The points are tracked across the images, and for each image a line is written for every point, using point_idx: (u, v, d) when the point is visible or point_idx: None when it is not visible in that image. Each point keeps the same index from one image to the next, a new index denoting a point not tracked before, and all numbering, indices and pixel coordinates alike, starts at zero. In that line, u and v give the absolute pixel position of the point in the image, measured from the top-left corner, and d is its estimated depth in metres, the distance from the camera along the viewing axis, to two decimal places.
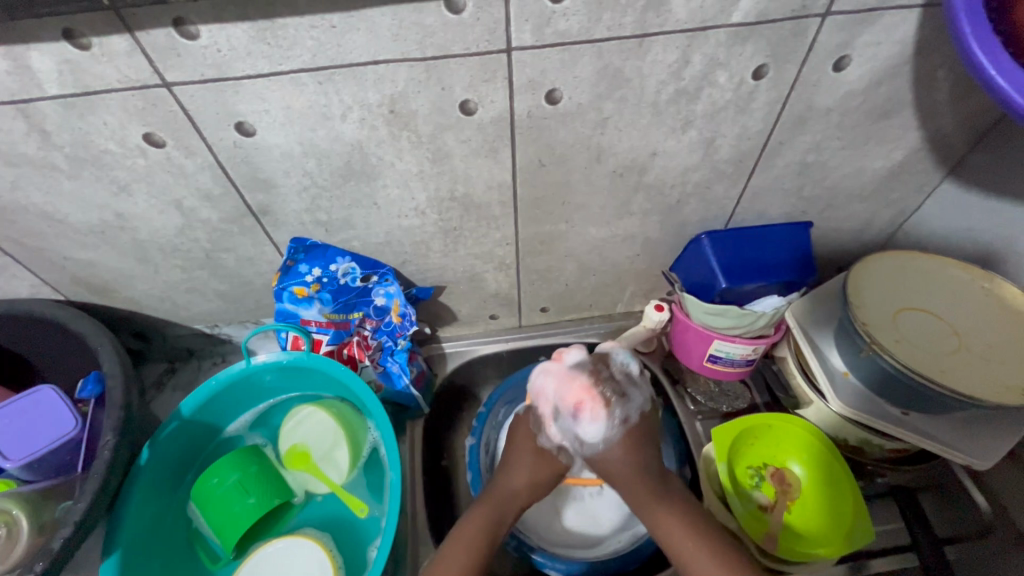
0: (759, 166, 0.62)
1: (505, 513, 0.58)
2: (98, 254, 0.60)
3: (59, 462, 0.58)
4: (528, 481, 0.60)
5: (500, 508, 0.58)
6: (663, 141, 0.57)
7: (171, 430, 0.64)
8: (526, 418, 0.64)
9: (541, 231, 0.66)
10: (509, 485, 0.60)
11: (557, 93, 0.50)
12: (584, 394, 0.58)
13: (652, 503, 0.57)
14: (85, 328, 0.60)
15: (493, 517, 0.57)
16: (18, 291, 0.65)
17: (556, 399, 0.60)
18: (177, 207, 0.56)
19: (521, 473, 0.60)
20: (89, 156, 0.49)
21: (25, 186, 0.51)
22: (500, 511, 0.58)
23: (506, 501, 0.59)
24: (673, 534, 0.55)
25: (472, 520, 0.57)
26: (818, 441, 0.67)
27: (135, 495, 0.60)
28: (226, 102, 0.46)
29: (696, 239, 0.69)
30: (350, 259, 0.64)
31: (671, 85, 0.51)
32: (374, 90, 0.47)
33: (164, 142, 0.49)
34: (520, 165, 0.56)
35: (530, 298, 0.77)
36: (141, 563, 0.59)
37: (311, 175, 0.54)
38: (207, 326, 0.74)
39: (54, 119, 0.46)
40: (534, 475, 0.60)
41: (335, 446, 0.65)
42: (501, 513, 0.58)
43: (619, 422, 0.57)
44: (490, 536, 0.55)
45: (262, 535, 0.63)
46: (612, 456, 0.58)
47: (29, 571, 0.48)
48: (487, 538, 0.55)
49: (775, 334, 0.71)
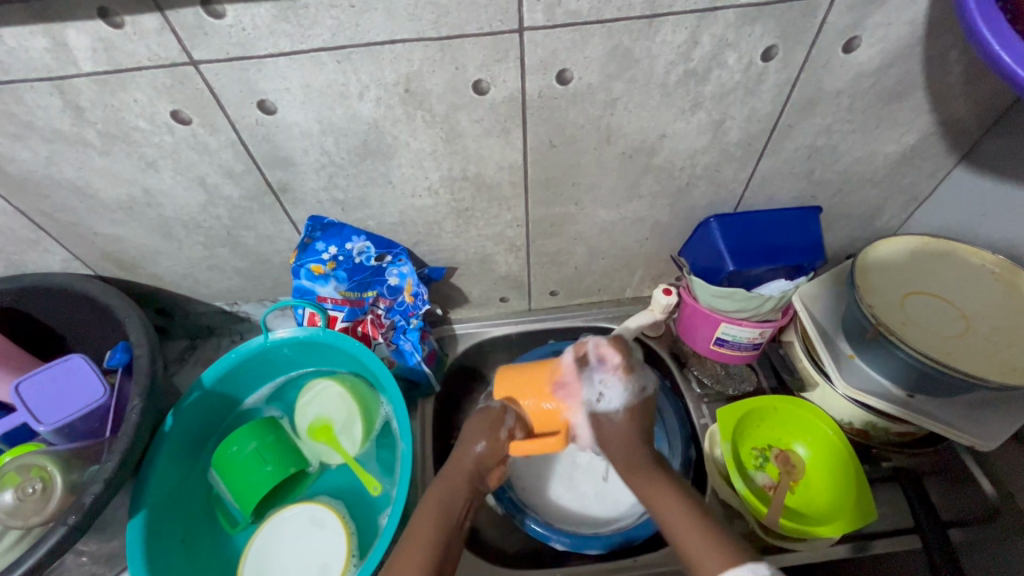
0: (769, 150, 0.62)
1: (460, 495, 0.55)
2: (125, 230, 0.63)
3: (88, 428, 0.61)
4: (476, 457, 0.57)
5: (454, 491, 0.55)
6: (672, 122, 0.58)
7: (193, 400, 0.66)
8: (487, 413, 0.59)
9: (553, 213, 0.67)
10: (472, 455, 0.57)
11: (568, 73, 0.51)
12: (608, 350, 0.58)
13: (639, 477, 0.54)
14: (113, 300, 0.63)
15: (445, 500, 0.54)
16: (50, 265, 0.68)
17: (592, 347, 0.59)
18: (201, 183, 0.58)
19: (476, 448, 0.57)
20: (120, 133, 0.52)
21: (60, 162, 0.54)
22: (451, 497, 0.55)
23: (456, 484, 0.56)
24: (663, 508, 0.52)
25: (429, 501, 0.54)
26: (821, 421, 0.68)
27: (160, 462, 0.63)
28: (249, 80, 0.48)
29: (704, 223, 0.70)
30: (366, 238, 0.65)
31: (679, 66, 0.52)
32: (389, 69, 0.49)
33: (190, 119, 0.51)
34: (531, 147, 0.58)
35: (539, 281, 0.79)
36: (161, 525, 0.61)
37: (329, 154, 0.56)
38: (227, 304, 0.77)
39: (87, 95, 0.48)
40: (490, 455, 0.57)
41: (349, 419, 0.67)
42: (453, 497, 0.55)
43: (642, 389, 0.58)
44: (448, 519, 0.53)
45: (277, 501, 0.66)
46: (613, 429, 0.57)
47: (62, 523, 0.50)
48: (442, 532, 0.52)
49: (782, 318, 0.72)
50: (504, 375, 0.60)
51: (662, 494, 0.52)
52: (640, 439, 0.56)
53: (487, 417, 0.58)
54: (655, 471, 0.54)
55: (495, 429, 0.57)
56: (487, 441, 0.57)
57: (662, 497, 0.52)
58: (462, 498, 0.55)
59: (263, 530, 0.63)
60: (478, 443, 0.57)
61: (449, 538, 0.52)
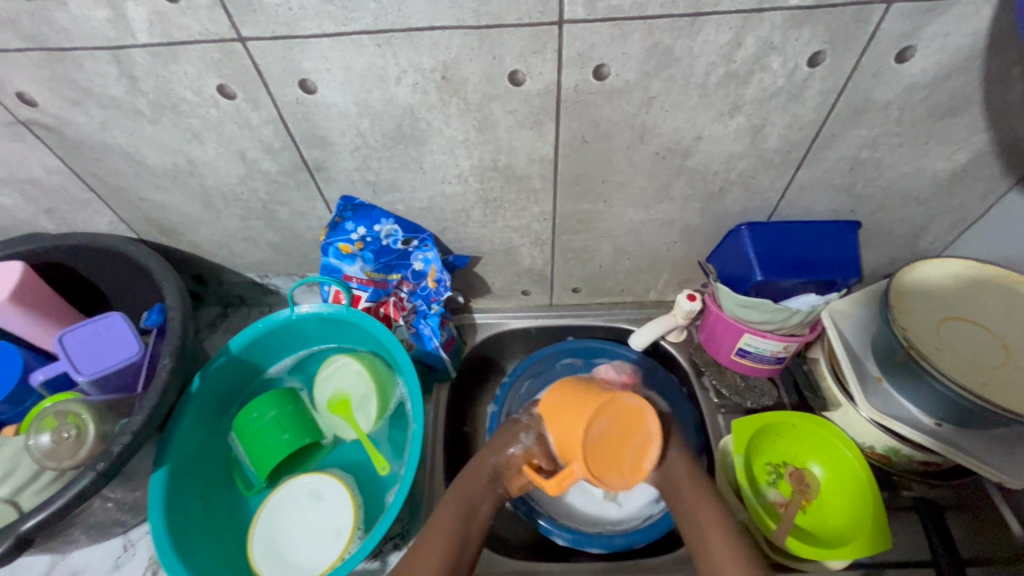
0: (808, 159, 0.61)
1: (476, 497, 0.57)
2: (169, 197, 0.66)
3: (123, 381, 0.64)
4: (494, 468, 0.59)
5: (470, 494, 0.57)
6: (708, 125, 0.56)
7: (220, 364, 0.69)
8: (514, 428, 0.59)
9: (581, 209, 0.67)
10: (490, 463, 0.59)
11: (605, 68, 0.51)
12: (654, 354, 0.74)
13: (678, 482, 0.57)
14: (153, 263, 0.66)
15: (464, 501, 0.57)
16: (98, 226, 0.71)
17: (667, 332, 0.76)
18: (242, 157, 0.60)
19: (500, 455, 0.59)
20: (169, 103, 0.54)
21: (113, 128, 0.57)
22: (470, 499, 0.57)
23: (474, 487, 0.58)
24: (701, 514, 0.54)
25: (448, 501, 0.57)
26: (841, 443, 0.66)
27: (184, 421, 0.65)
28: (293, 59, 0.50)
29: (736, 231, 0.68)
30: (394, 222, 0.67)
31: (721, 67, 0.51)
32: (428, 55, 0.49)
33: (235, 94, 0.53)
34: (564, 141, 0.58)
35: (563, 277, 0.79)
36: (184, 479, 0.64)
37: (364, 136, 0.57)
38: (259, 276, 0.80)
39: (142, 66, 0.50)
40: (510, 460, 0.58)
41: (365, 396, 0.69)
42: (470, 498, 0.57)
43: None
44: (465, 522, 0.55)
45: (293, 468, 0.69)
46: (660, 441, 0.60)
47: (91, 469, 0.52)
48: (459, 528, 0.55)
49: (810, 334, 0.69)
50: (555, 388, 0.58)
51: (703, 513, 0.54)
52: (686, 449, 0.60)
53: (509, 433, 0.59)
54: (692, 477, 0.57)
55: (515, 440, 0.59)
56: (508, 449, 0.58)
57: (702, 508, 0.54)
58: (479, 500, 0.57)
59: (278, 492, 0.65)
60: (496, 457, 0.59)
61: (466, 533, 0.55)
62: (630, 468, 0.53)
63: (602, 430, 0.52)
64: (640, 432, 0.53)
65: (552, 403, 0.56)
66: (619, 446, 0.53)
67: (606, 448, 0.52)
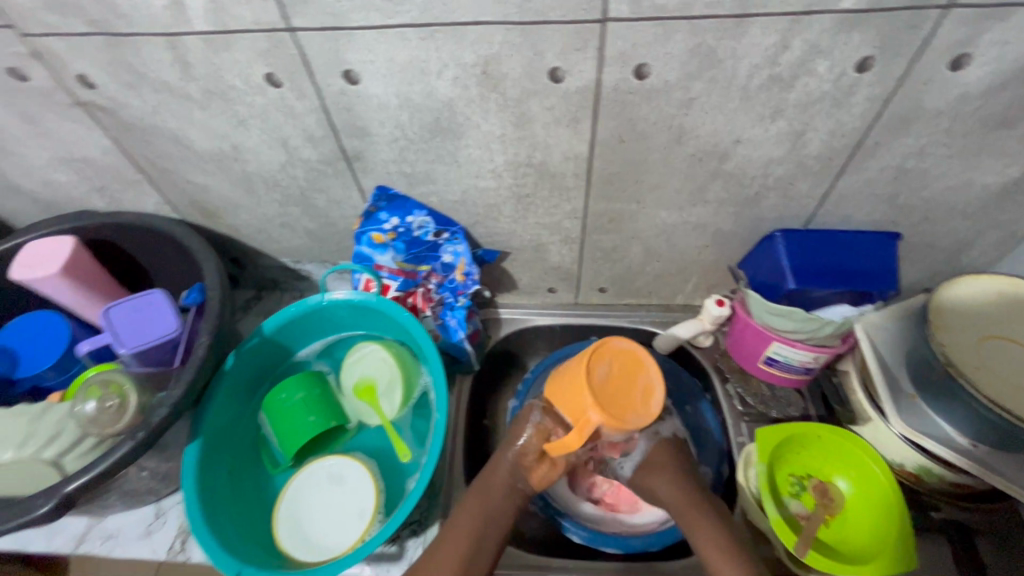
0: (850, 167, 0.59)
1: (495, 496, 0.59)
2: (212, 181, 0.68)
3: (161, 357, 0.67)
4: (511, 468, 0.60)
5: (489, 493, 0.59)
6: (748, 128, 0.56)
7: (253, 345, 0.71)
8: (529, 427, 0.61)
9: (613, 209, 0.66)
10: (507, 460, 0.60)
11: (646, 68, 0.51)
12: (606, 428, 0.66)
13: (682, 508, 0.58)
14: (195, 244, 0.68)
15: (482, 501, 0.58)
16: (144, 207, 0.74)
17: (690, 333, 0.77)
18: (284, 144, 0.61)
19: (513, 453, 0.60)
20: (218, 90, 0.56)
21: (164, 112, 0.59)
22: (490, 498, 0.58)
23: (492, 485, 0.59)
24: (706, 543, 0.55)
25: (467, 502, 0.58)
26: (868, 458, 0.64)
27: (218, 398, 0.67)
28: (339, 50, 0.51)
29: (770, 237, 0.67)
30: (427, 214, 0.68)
31: (764, 70, 0.50)
32: (471, 49, 0.50)
33: (281, 83, 0.54)
34: (600, 139, 0.58)
35: (590, 276, 0.79)
36: (215, 453, 0.66)
37: (403, 128, 0.58)
38: (292, 261, 0.82)
39: (195, 52, 0.52)
40: (529, 455, 0.60)
41: (391, 383, 0.70)
42: (489, 497, 0.58)
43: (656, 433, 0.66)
44: (482, 522, 0.57)
45: (319, 449, 0.70)
46: (654, 473, 0.63)
47: (133, 437, 0.55)
48: (477, 530, 0.56)
49: (841, 346, 0.67)
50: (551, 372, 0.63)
51: (706, 539, 0.56)
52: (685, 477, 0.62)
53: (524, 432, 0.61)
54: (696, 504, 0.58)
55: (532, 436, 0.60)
56: (526, 447, 0.60)
57: (705, 536, 0.56)
58: (497, 499, 0.58)
59: (299, 474, 0.66)
60: (513, 453, 0.60)
61: (484, 533, 0.56)
62: (641, 405, 0.57)
63: (603, 373, 0.57)
64: (640, 373, 0.59)
65: (552, 380, 0.61)
66: (625, 386, 0.57)
67: (614, 390, 0.57)
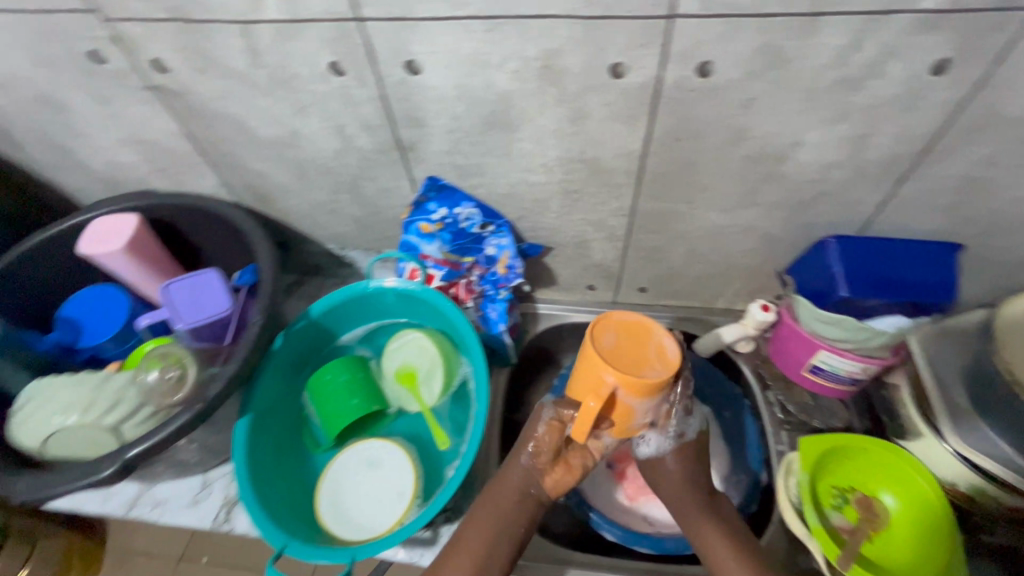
0: (913, 174, 0.58)
1: (506, 504, 0.57)
2: (269, 166, 0.70)
3: (212, 333, 0.69)
4: (521, 474, 0.58)
5: (500, 502, 0.57)
6: (809, 131, 0.55)
7: (300, 327, 0.73)
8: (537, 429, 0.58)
9: (661, 208, 0.66)
10: (519, 466, 0.58)
11: (710, 66, 0.50)
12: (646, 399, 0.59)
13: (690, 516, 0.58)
14: (249, 227, 0.70)
15: (493, 509, 0.57)
16: (201, 188, 0.77)
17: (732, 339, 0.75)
18: (340, 132, 0.63)
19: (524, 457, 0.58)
20: (283, 78, 0.57)
21: (229, 98, 0.61)
22: (502, 506, 0.57)
23: (503, 493, 0.57)
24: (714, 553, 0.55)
25: (480, 510, 0.57)
26: (917, 474, 0.62)
27: (266, 376, 0.70)
28: (404, 41, 0.52)
29: (823, 243, 0.66)
30: (474, 206, 0.69)
31: (832, 71, 0.49)
32: (533, 42, 0.50)
33: (345, 71, 0.56)
34: (655, 137, 0.57)
35: (631, 275, 0.78)
36: (263, 429, 0.68)
37: (458, 119, 0.59)
38: (337, 247, 0.84)
39: (265, 40, 0.54)
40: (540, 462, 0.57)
41: (431, 371, 0.71)
42: (499, 505, 0.57)
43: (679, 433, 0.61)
44: (494, 532, 0.55)
45: (359, 432, 0.72)
46: (665, 472, 0.61)
47: (187, 410, 0.57)
48: (488, 541, 0.55)
49: (891, 358, 0.66)
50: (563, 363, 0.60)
51: (719, 554, 0.55)
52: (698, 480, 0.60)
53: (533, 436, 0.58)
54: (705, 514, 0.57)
55: (542, 438, 0.57)
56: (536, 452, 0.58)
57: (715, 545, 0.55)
58: (508, 508, 0.57)
59: (341, 456, 0.68)
60: (524, 459, 0.58)
61: (496, 543, 0.55)
62: (657, 363, 0.53)
63: (610, 341, 0.54)
64: (651, 336, 0.55)
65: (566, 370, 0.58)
66: (634, 348, 0.54)
67: (623, 354, 0.54)
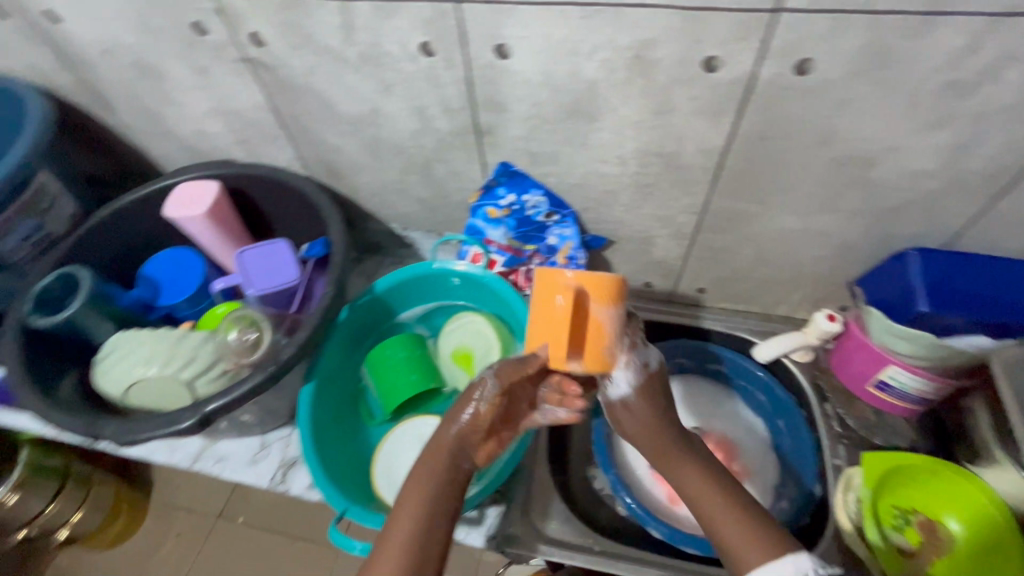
0: (1014, 188, 0.55)
1: (439, 466, 0.53)
2: (345, 142, 0.72)
3: (281, 301, 0.72)
4: (456, 436, 0.54)
5: (436, 464, 0.53)
6: (906, 136, 0.53)
7: (365, 301, 0.75)
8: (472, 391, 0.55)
9: (734, 207, 0.65)
10: (454, 426, 0.55)
11: (810, 63, 0.49)
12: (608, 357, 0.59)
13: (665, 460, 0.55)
14: (323, 201, 0.72)
15: (431, 472, 0.53)
16: (276, 161, 0.80)
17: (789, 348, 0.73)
18: (421, 113, 0.64)
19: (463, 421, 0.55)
20: (374, 56, 0.59)
21: (318, 74, 0.63)
22: (443, 466, 0.53)
23: (439, 456, 0.54)
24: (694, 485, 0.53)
25: (413, 479, 0.52)
26: (980, 494, 0.59)
27: (331, 346, 0.72)
28: (498, 25, 0.52)
29: (902, 255, 0.63)
30: (542, 194, 0.69)
31: (941, 74, 0.47)
32: (629, 32, 0.50)
33: (434, 52, 0.57)
34: (740, 134, 0.56)
35: (692, 274, 0.77)
36: (325, 397, 0.71)
37: (540, 106, 0.59)
38: (399, 227, 0.86)
39: (362, 18, 0.55)
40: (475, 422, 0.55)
41: (487, 354, 0.72)
42: (434, 468, 0.53)
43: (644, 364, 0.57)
44: (431, 493, 0.51)
45: (413, 408, 0.74)
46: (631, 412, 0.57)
47: (264, 369, 0.60)
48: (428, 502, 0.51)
49: (964, 380, 0.63)
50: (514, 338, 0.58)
51: (693, 483, 0.53)
52: (663, 415, 0.57)
53: (465, 399, 0.55)
54: (676, 447, 0.55)
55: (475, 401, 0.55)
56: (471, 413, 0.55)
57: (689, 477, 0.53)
58: (441, 471, 0.53)
59: (394, 432, 0.70)
60: (460, 423, 0.55)
61: (437, 507, 0.51)
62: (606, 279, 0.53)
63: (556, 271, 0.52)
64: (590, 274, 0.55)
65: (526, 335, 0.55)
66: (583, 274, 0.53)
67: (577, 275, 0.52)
